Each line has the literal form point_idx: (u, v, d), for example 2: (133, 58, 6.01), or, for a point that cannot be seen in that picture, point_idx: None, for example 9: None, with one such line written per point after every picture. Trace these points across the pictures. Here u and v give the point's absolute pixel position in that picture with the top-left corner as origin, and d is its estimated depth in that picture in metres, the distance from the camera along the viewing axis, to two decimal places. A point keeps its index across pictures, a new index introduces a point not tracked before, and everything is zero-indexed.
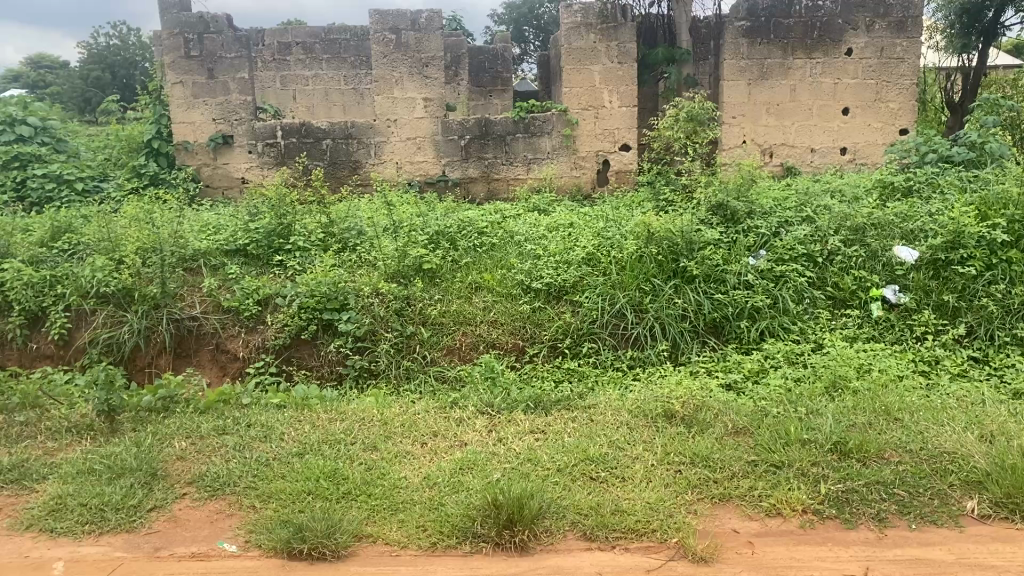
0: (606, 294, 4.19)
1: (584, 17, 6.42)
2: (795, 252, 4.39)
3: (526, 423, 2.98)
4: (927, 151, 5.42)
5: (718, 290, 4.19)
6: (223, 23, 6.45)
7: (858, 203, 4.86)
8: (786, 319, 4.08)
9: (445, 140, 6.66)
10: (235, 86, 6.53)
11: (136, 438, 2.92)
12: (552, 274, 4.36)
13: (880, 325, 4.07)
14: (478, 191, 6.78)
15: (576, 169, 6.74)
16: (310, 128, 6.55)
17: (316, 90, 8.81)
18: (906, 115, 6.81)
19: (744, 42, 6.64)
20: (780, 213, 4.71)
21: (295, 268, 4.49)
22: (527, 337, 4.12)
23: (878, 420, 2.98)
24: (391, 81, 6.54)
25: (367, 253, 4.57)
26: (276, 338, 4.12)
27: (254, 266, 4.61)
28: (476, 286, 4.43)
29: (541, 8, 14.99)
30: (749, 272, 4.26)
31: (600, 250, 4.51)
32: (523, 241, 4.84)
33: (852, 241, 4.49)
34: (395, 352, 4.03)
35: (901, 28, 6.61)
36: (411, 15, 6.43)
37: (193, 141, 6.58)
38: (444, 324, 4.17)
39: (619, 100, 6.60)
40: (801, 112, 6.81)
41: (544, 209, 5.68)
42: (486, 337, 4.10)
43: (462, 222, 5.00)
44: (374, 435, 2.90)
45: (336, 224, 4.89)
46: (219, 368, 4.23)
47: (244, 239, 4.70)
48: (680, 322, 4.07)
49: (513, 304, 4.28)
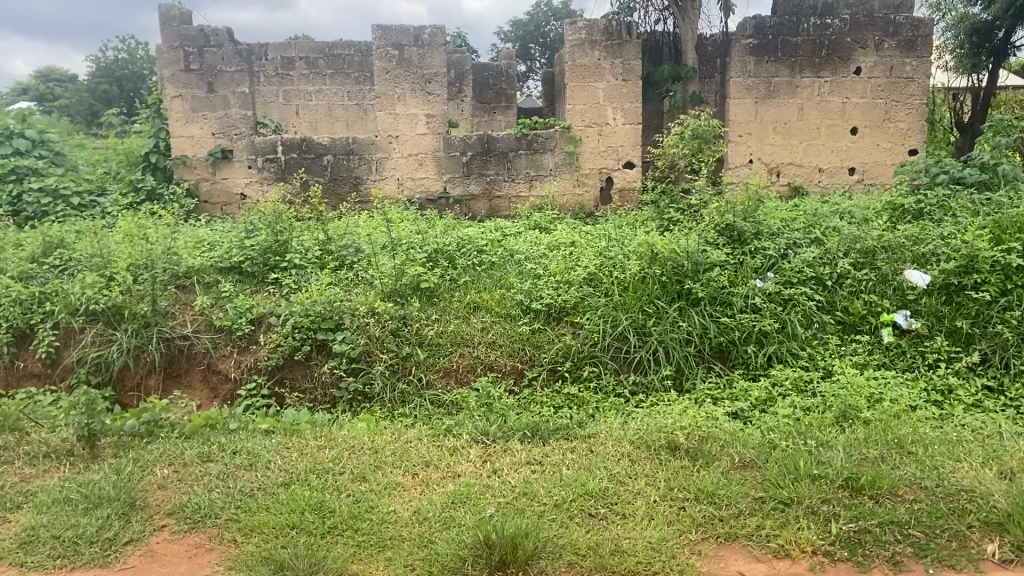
0: (608, 316, 4.08)
1: (588, 33, 6.34)
2: (804, 275, 4.27)
3: (522, 453, 2.87)
4: (938, 172, 5.30)
5: (724, 314, 4.08)
6: (224, 37, 6.39)
7: (867, 224, 4.75)
8: (795, 345, 3.96)
9: (447, 156, 6.57)
10: (236, 100, 6.46)
11: (117, 465, 2.80)
12: (552, 295, 4.24)
13: (890, 351, 3.95)
14: (480, 209, 6.68)
15: (579, 187, 6.64)
16: (311, 143, 6.47)
17: (319, 105, 8.75)
18: (915, 135, 6.71)
19: (750, 60, 6.55)
20: (788, 235, 4.59)
21: (290, 286, 4.38)
22: (526, 360, 3.99)
23: (891, 454, 2.85)
24: (393, 97, 6.46)
25: (364, 272, 4.46)
26: (268, 359, 4.00)
27: (248, 284, 4.49)
28: (475, 306, 4.32)
29: (547, 25, 14.99)
30: (756, 295, 4.14)
31: (602, 270, 4.39)
32: (523, 260, 4.72)
33: (862, 264, 4.37)
34: (391, 374, 3.92)
35: (911, 47, 6.53)
36: (414, 30, 6.35)
37: (192, 155, 6.49)
38: (441, 345, 4.06)
39: (624, 118, 6.52)
40: (808, 131, 6.71)
41: (546, 228, 5.58)
42: (484, 360, 3.98)
43: (461, 240, 4.90)
44: (363, 464, 2.78)
45: (333, 242, 4.79)
46: (210, 389, 4.12)
47: (239, 256, 4.60)
48: (685, 346, 3.95)
49: (513, 325, 4.16)
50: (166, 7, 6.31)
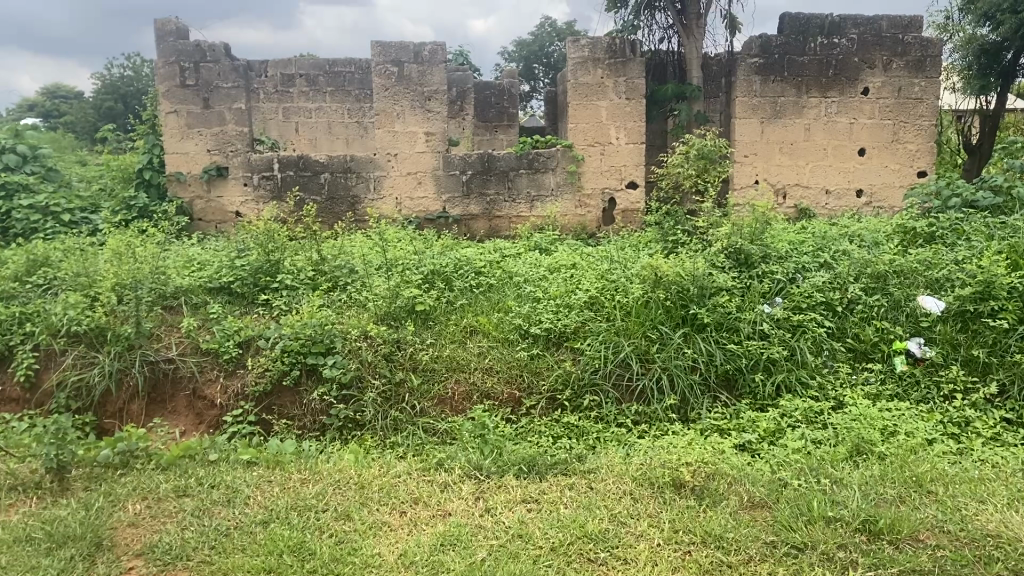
0: (610, 341, 3.92)
1: (591, 51, 6.23)
2: (813, 300, 4.11)
3: (518, 491, 2.71)
4: (950, 195, 5.16)
5: (731, 340, 3.93)
6: (221, 52, 6.29)
7: (878, 248, 4.60)
8: (804, 373, 3.80)
9: (446, 175, 6.44)
10: (231, 117, 6.34)
11: (87, 500, 2.64)
12: (552, 319, 4.08)
13: (904, 381, 3.79)
14: (479, 229, 6.55)
15: (581, 207, 6.51)
16: (308, 161, 6.35)
17: (319, 123, 8.65)
18: (924, 157, 6.59)
19: (757, 80, 6.43)
20: (797, 258, 4.44)
21: (280, 308, 4.23)
22: (524, 387, 3.83)
23: (910, 494, 2.68)
24: (392, 115, 6.34)
25: (358, 294, 4.32)
26: (256, 384, 3.84)
27: (238, 305, 4.34)
28: (472, 330, 4.17)
29: (551, 46, 14.93)
30: (763, 321, 3.99)
31: (604, 293, 4.23)
32: (522, 282, 4.57)
33: (873, 289, 4.21)
34: (383, 401, 3.77)
35: (920, 67, 6.43)
36: (414, 46, 6.24)
37: (186, 172, 6.37)
38: (436, 370, 3.91)
39: (627, 137, 6.39)
40: (815, 152, 6.58)
41: (547, 248, 5.43)
42: (479, 387, 3.82)
43: (459, 260, 4.75)
44: (348, 501, 2.62)
45: (326, 262, 4.64)
46: (195, 415, 3.94)
47: (228, 276, 4.45)
48: (690, 374, 3.79)
49: (511, 350, 4.00)
50: (162, 22, 6.21)
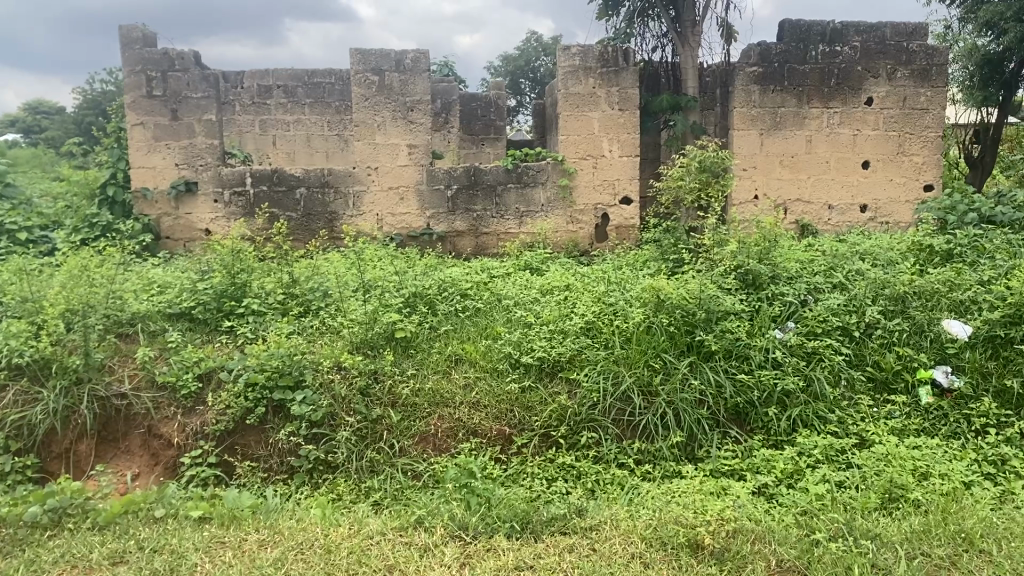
0: (609, 371, 3.57)
1: (582, 60, 5.91)
2: (829, 324, 3.77)
3: (510, 555, 2.34)
4: (967, 210, 4.85)
5: (741, 369, 3.58)
6: (190, 61, 5.92)
7: (894, 267, 4.27)
8: (822, 407, 3.46)
9: (431, 190, 6.10)
10: (201, 129, 5.98)
11: (4, 570, 2.26)
12: (545, 347, 3.72)
13: (930, 414, 3.45)
14: (465, 247, 6.19)
15: (573, 223, 6.16)
16: (283, 175, 5.99)
17: (297, 136, 8.30)
18: (930, 170, 6.30)
19: (755, 89, 6.13)
20: (808, 279, 4.10)
21: (245, 335, 3.85)
22: (514, 423, 3.47)
23: (962, 556, 2.34)
24: (372, 125, 5.99)
25: (332, 320, 3.96)
26: (217, 423, 3.48)
27: (199, 333, 3.96)
28: (456, 358, 3.81)
29: (538, 60, 14.65)
30: (776, 348, 3.64)
31: (601, 318, 3.88)
32: (511, 305, 4.20)
33: (892, 313, 3.87)
34: (358, 440, 3.42)
35: (925, 77, 6.17)
36: (395, 54, 5.91)
37: (153, 188, 6.01)
38: (418, 405, 3.55)
39: (620, 149, 6.07)
40: (817, 165, 6.27)
41: (538, 269, 5.07)
42: (465, 423, 3.46)
43: (442, 281, 4.38)
44: (313, 570, 2.24)
45: (298, 284, 4.27)
46: (151, 456, 3.55)
47: (190, 301, 4.07)
48: (697, 409, 3.44)
49: (500, 381, 3.64)
50: (127, 29, 5.86)
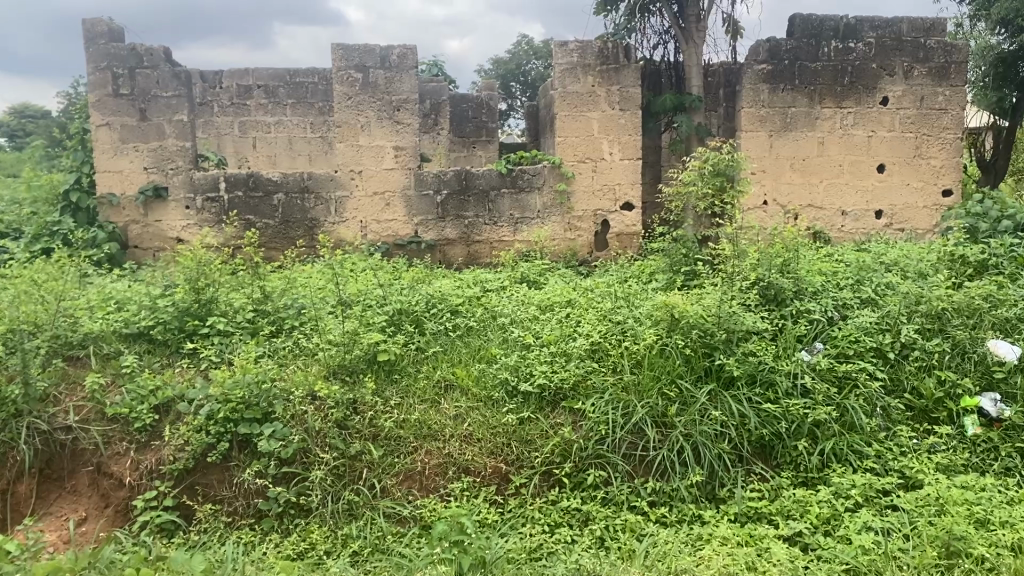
0: (619, 401, 3.17)
1: (581, 57, 5.53)
2: (861, 345, 3.38)
3: None
4: (1001, 216, 4.47)
5: (766, 398, 3.19)
6: (160, 57, 5.51)
7: (927, 279, 3.88)
8: (858, 440, 3.08)
9: (419, 195, 5.70)
10: (172, 130, 5.56)
11: None
12: (546, 373, 3.31)
13: (979, 448, 3.07)
14: (456, 256, 5.78)
15: (571, 231, 5.77)
16: (260, 180, 5.59)
17: (279, 138, 7.89)
18: (949, 173, 5.94)
19: (764, 88, 5.77)
20: (834, 293, 3.71)
21: (208, 359, 3.44)
22: (511, 459, 3.07)
23: None
24: (356, 126, 5.59)
25: (307, 341, 3.55)
26: (174, 461, 3.07)
27: (157, 355, 3.54)
28: (446, 384, 3.41)
29: (529, 65, 14.23)
30: (803, 373, 3.25)
31: (608, 338, 3.48)
32: (507, 323, 3.79)
33: (929, 332, 3.48)
34: (335, 481, 3.02)
35: (943, 75, 5.81)
36: (380, 51, 5.52)
37: (120, 193, 5.59)
38: (402, 439, 3.16)
39: (620, 152, 5.68)
40: (829, 168, 5.90)
41: (536, 281, 4.67)
42: (456, 460, 3.07)
43: (430, 297, 3.98)
44: None
45: (271, 300, 3.87)
46: (100, 497, 3.12)
47: (149, 320, 3.65)
48: (718, 443, 3.05)
49: (495, 412, 3.24)
50: (92, 23, 5.45)
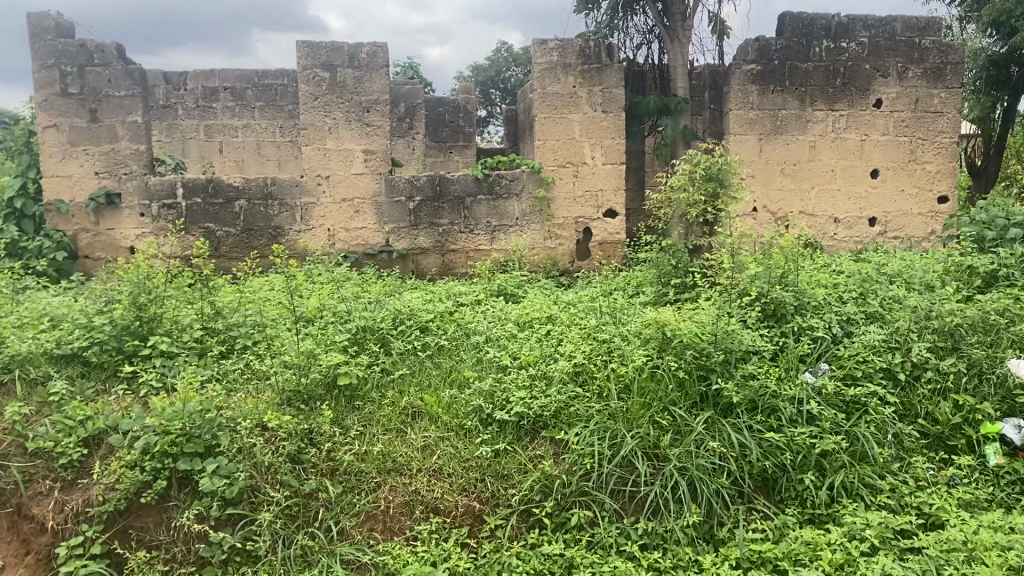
0: (606, 431, 2.86)
1: (561, 55, 5.23)
2: (870, 365, 3.09)
3: None
4: (1009, 224, 4.20)
5: (768, 426, 2.88)
6: (112, 54, 5.15)
7: (935, 292, 3.60)
8: (870, 472, 2.78)
9: (390, 202, 5.36)
10: (125, 132, 5.19)
11: None
12: (526, 399, 2.98)
13: (1003, 481, 2.78)
14: (430, 266, 5.45)
15: (552, 239, 5.45)
16: (219, 186, 5.23)
17: (246, 142, 7.52)
18: (945, 179, 5.69)
19: (754, 90, 5.49)
20: (837, 308, 3.42)
21: (149, 385, 3.09)
22: (485, 498, 2.75)
23: None
24: (323, 128, 5.25)
25: (260, 363, 3.22)
26: (103, 502, 2.71)
27: (93, 381, 3.18)
28: (413, 412, 3.08)
29: (509, 71, 13.93)
30: (809, 399, 2.94)
31: (593, 358, 3.16)
32: (482, 341, 3.47)
33: (942, 350, 3.19)
34: (286, 523, 2.68)
35: (939, 76, 5.56)
36: (348, 48, 5.20)
37: (68, 200, 5.20)
38: (363, 475, 2.82)
39: (603, 156, 5.37)
40: (821, 174, 5.63)
41: (514, 295, 4.35)
42: (424, 498, 2.73)
43: (398, 313, 3.64)
44: None
45: (222, 318, 3.53)
46: (20, 543, 2.71)
47: (84, 340, 3.27)
48: (717, 477, 2.73)
49: (468, 443, 2.91)
50: (37, 17, 5.07)
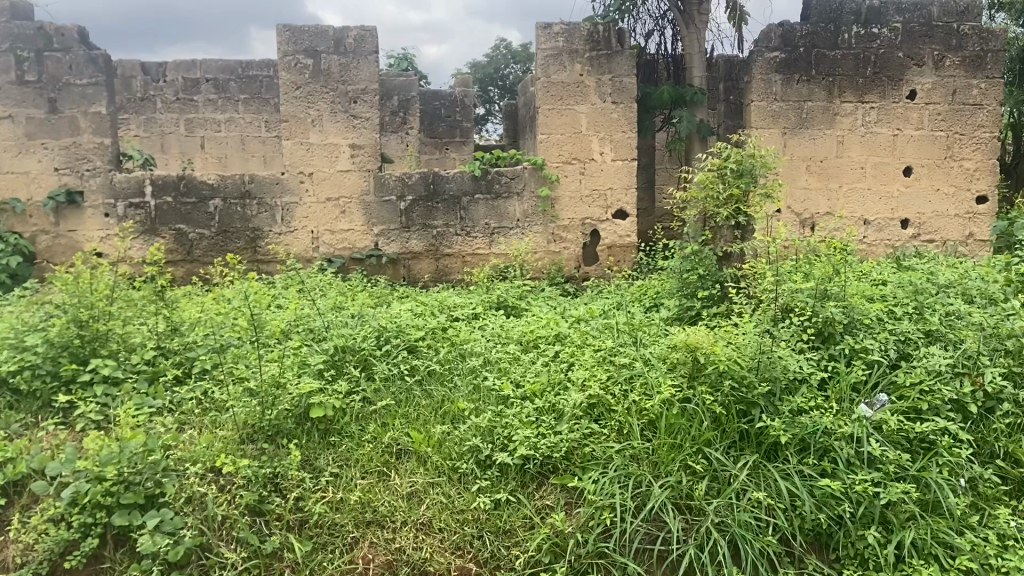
0: (628, 478, 2.40)
1: (567, 41, 4.75)
2: (938, 396, 2.62)
3: None
4: None
5: (822, 470, 2.41)
6: (73, 38, 4.66)
7: (1000, 306, 3.14)
8: (946, 527, 2.31)
9: (379, 202, 4.90)
10: (87, 124, 4.70)
11: None
12: (532, 437, 2.52)
13: None
14: (423, 272, 4.98)
15: (556, 242, 4.98)
16: (191, 183, 4.76)
17: (229, 138, 7.04)
18: (984, 178, 5.22)
19: (777, 79, 5.02)
20: (892, 326, 2.95)
21: (87, 418, 2.62)
22: (483, 558, 2.28)
23: None
24: (305, 121, 4.77)
25: (220, 392, 2.76)
26: (21, 565, 2.23)
27: (23, 412, 2.70)
28: (399, 452, 2.62)
29: (507, 69, 13.37)
30: (869, 438, 2.47)
31: (610, 387, 2.70)
32: (481, 364, 3.00)
33: (1018, 377, 2.73)
34: None
35: (978, 65, 5.10)
36: (333, 32, 4.72)
37: (25, 199, 4.71)
38: (338, 529, 2.35)
39: (613, 152, 4.89)
40: (850, 171, 5.16)
41: (515, 308, 3.87)
42: (410, 559, 2.27)
43: (384, 330, 3.17)
44: None
45: (180, 337, 3.06)
46: None
47: (14, 363, 2.79)
48: (763, 534, 2.26)
49: (463, 490, 2.44)
50: None
